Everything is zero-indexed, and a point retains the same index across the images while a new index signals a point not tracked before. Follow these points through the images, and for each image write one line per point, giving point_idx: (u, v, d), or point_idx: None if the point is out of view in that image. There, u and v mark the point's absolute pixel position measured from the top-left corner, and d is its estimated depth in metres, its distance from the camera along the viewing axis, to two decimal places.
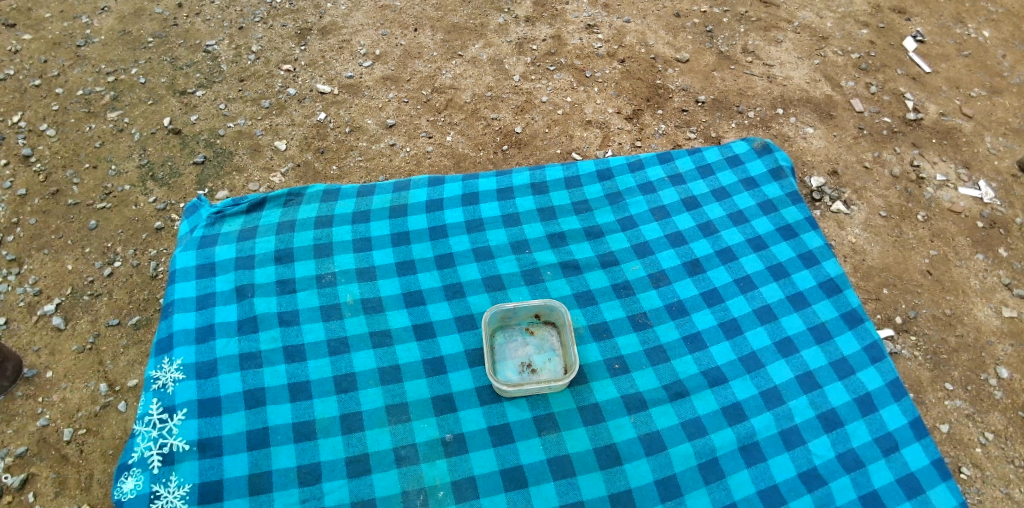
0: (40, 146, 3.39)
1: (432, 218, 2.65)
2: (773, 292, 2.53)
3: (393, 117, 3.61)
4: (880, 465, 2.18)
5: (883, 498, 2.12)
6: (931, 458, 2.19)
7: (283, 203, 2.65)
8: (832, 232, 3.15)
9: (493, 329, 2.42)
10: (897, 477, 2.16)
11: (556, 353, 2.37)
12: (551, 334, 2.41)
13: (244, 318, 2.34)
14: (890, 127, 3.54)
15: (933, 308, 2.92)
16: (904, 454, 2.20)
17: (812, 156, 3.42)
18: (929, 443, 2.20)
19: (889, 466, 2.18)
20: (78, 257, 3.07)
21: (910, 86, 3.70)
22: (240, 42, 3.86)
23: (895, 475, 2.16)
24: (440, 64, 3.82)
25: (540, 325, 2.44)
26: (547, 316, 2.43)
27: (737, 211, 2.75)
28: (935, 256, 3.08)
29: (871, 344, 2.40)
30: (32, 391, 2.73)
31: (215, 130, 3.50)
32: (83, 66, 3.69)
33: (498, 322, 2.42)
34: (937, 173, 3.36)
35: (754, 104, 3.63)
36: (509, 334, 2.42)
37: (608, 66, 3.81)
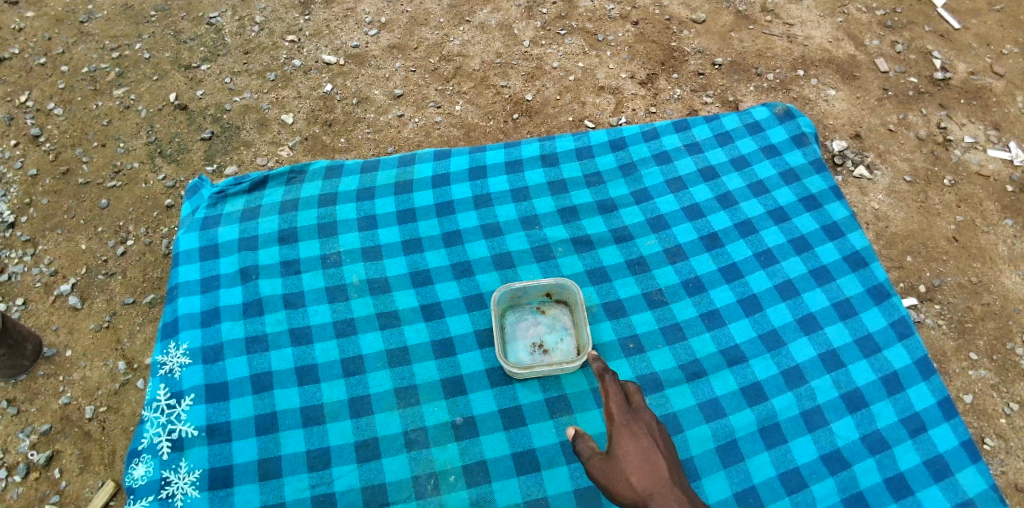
0: (48, 125, 3.37)
1: (438, 194, 2.60)
2: (795, 267, 2.46)
3: (400, 86, 3.53)
4: (906, 447, 2.14)
5: (909, 481, 2.09)
6: (960, 440, 2.15)
7: (286, 181, 2.61)
8: (855, 199, 3.05)
9: (503, 309, 2.38)
10: (925, 460, 2.12)
11: (568, 332, 2.35)
12: (563, 313, 2.38)
13: (249, 301, 2.33)
14: (916, 87, 3.39)
15: (959, 276, 2.84)
16: (932, 435, 2.16)
17: (833, 119, 3.30)
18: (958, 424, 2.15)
19: (915, 448, 2.14)
20: (91, 237, 3.08)
21: (937, 43, 3.54)
22: (244, 13, 3.78)
23: (922, 458, 2.12)
24: (448, 31, 3.71)
25: (551, 303, 2.40)
26: (559, 295, 2.39)
27: (757, 181, 2.67)
28: (961, 222, 2.98)
29: (898, 319, 2.34)
30: (53, 369, 2.76)
31: (222, 105, 3.45)
32: (87, 43, 3.64)
33: (508, 302, 2.39)
34: (965, 134, 3.23)
35: (774, 66, 3.50)
36: (519, 313, 2.39)
37: (621, 29, 3.68)
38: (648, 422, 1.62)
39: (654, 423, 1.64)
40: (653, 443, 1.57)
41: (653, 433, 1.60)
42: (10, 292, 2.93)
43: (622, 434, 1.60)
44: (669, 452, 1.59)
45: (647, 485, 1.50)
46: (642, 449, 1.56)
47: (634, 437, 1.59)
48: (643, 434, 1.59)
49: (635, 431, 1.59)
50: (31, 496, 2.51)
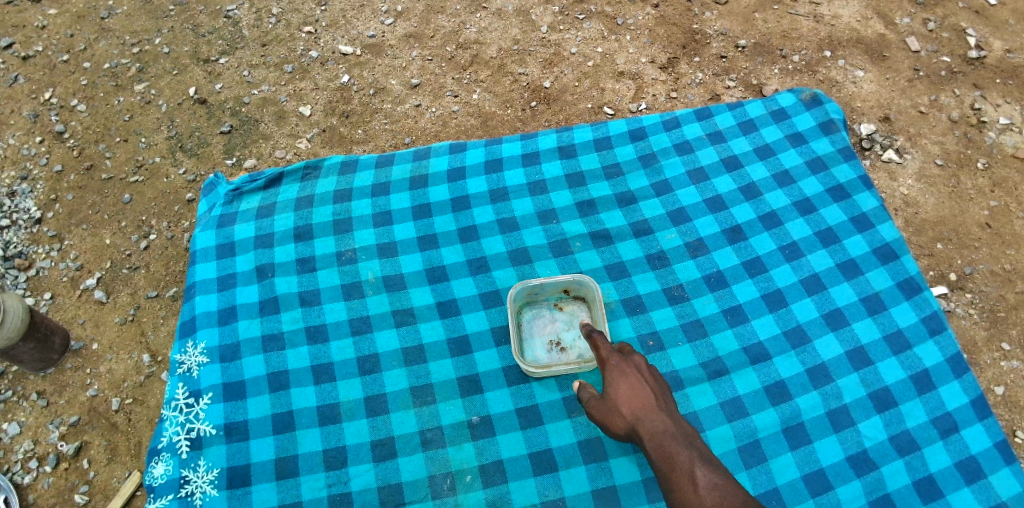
0: (72, 121, 3.41)
1: (454, 188, 2.58)
2: (822, 260, 2.40)
3: (417, 76, 3.51)
4: (937, 448, 2.09)
5: (939, 484, 2.04)
6: (994, 441, 2.09)
7: (301, 177, 2.62)
8: (883, 184, 2.96)
9: (519, 305, 2.37)
10: (956, 462, 2.07)
11: None
12: (580, 310, 2.36)
13: (266, 299, 2.35)
14: (948, 67, 3.26)
15: (991, 263, 2.75)
16: (965, 436, 2.10)
17: (861, 102, 3.19)
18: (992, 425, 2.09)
19: (946, 449, 2.08)
20: (115, 231, 3.13)
21: (972, 20, 3.40)
22: (261, 5, 3.78)
23: (953, 459, 2.07)
24: (464, 18, 3.67)
25: (568, 299, 2.38)
26: (577, 291, 2.37)
27: (783, 171, 2.60)
28: (995, 207, 2.88)
29: (930, 315, 2.28)
30: (80, 362, 2.83)
31: (240, 98, 3.46)
32: (109, 39, 3.67)
33: (525, 298, 2.37)
34: (1000, 116, 3.11)
35: (799, 47, 3.39)
36: (535, 310, 2.38)
37: (641, 12, 3.60)
38: (636, 361, 1.88)
39: (643, 363, 1.90)
40: (640, 375, 1.83)
41: (641, 370, 1.86)
42: (38, 287, 2.99)
43: (614, 374, 1.87)
44: (659, 384, 1.84)
45: (634, 410, 1.76)
46: (630, 383, 1.82)
47: (624, 375, 1.86)
48: (631, 371, 1.85)
49: (626, 370, 1.86)
50: (61, 485, 2.58)
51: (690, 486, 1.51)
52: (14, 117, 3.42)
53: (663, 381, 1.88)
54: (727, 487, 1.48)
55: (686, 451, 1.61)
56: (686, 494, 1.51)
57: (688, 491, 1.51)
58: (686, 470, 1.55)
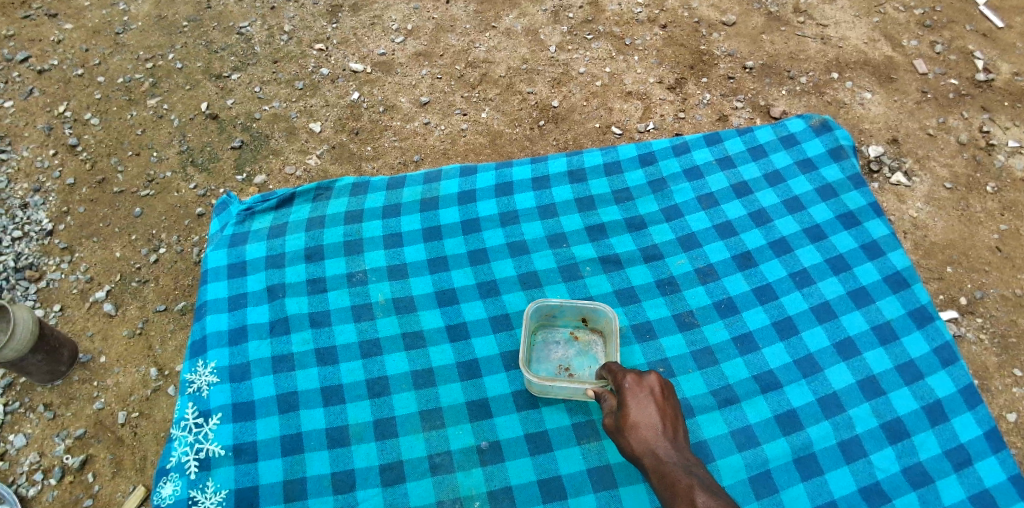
0: (85, 135, 3.45)
1: (464, 210, 2.59)
2: (833, 288, 2.39)
3: (427, 94, 3.54)
4: (951, 481, 2.06)
5: None
6: (1009, 474, 2.06)
7: (312, 198, 2.64)
8: (892, 207, 2.95)
9: (535, 326, 2.37)
10: (971, 495, 2.04)
11: (598, 361, 2.30)
12: (595, 341, 2.33)
13: (276, 319, 2.35)
14: (956, 90, 3.27)
15: (1002, 288, 2.73)
16: (978, 468, 2.07)
17: (869, 124, 3.19)
18: (1006, 458, 2.07)
19: (960, 482, 2.06)
20: (125, 245, 3.15)
21: (979, 43, 3.41)
22: (273, 22, 3.83)
23: (968, 493, 2.04)
24: (474, 37, 3.71)
25: (586, 329, 2.36)
26: (595, 323, 2.34)
27: (793, 198, 2.60)
28: (1005, 230, 2.87)
29: (943, 345, 2.26)
30: (88, 375, 2.84)
31: (252, 114, 3.50)
32: (123, 54, 3.72)
33: (541, 320, 2.37)
34: (1009, 139, 3.11)
35: (806, 69, 3.41)
36: (551, 330, 2.37)
37: (649, 33, 3.63)
38: (650, 384, 1.77)
39: (658, 385, 1.79)
40: (650, 398, 1.75)
41: (655, 394, 1.76)
42: (47, 299, 3.01)
43: (627, 398, 1.77)
44: (672, 407, 1.76)
45: (643, 442, 1.68)
46: (639, 404, 1.74)
47: (636, 399, 1.76)
48: (645, 395, 1.75)
49: (635, 391, 1.78)
50: (66, 499, 2.58)
51: None
52: (29, 130, 3.46)
53: (678, 402, 1.79)
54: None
55: (689, 480, 1.55)
56: None
57: None
58: (686, 498, 1.50)
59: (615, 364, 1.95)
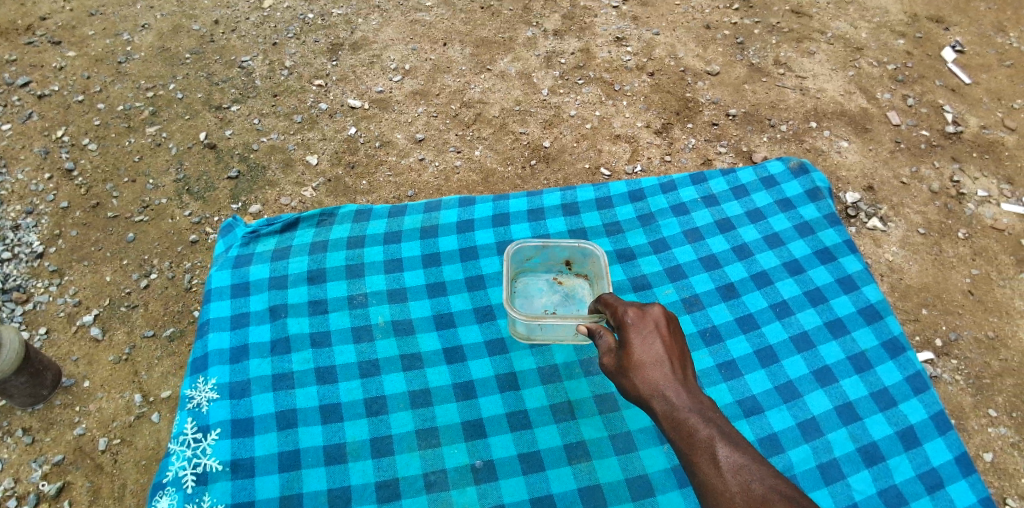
0: (82, 160, 3.48)
1: (463, 238, 2.66)
2: (811, 318, 2.48)
3: (422, 131, 3.64)
4: (924, 503, 2.11)
5: None
6: (979, 496, 2.12)
7: (316, 223, 2.68)
8: (869, 250, 3.07)
9: (520, 271, 2.51)
10: None
11: (582, 302, 2.44)
12: (580, 285, 2.48)
13: (277, 339, 2.37)
14: (928, 141, 3.45)
15: (975, 330, 2.84)
16: (950, 491, 2.13)
17: (846, 171, 3.34)
18: (976, 482, 2.13)
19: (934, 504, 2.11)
20: (116, 269, 3.15)
21: (948, 97, 3.62)
22: (274, 58, 3.94)
23: None
24: (469, 78, 3.84)
25: (570, 274, 2.51)
26: (579, 268, 2.49)
27: (773, 234, 2.71)
28: (976, 275, 3.00)
29: (914, 374, 2.35)
30: (70, 400, 2.80)
31: (249, 145, 3.57)
32: (124, 82, 3.79)
33: (527, 265, 2.51)
34: (978, 188, 3.28)
35: (786, 118, 3.58)
36: (537, 271, 2.52)
37: (637, 79, 3.79)
38: (655, 318, 1.71)
39: (663, 319, 1.72)
40: (655, 332, 1.69)
41: (661, 329, 1.69)
42: (33, 321, 2.98)
43: (632, 335, 1.70)
44: (677, 337, 1.70)
45: (651, 383, 1.61)
46: (645, 341, 1.68)
47: (642, 336, 1.69)
48: (650, 331, 1.69)
49: (639, 327, 1.71)
50: None
51: (714, 469, 1.43)
52: (25, 153, 3.48)
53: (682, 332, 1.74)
54: (753, 472, 1.41)
55: (706, 427, 1.50)
56: (710, 477, 1.43)
57: (711, 474, 1.43)
58: (707, 452, 1.45)
59: (612, 297, 1.88)
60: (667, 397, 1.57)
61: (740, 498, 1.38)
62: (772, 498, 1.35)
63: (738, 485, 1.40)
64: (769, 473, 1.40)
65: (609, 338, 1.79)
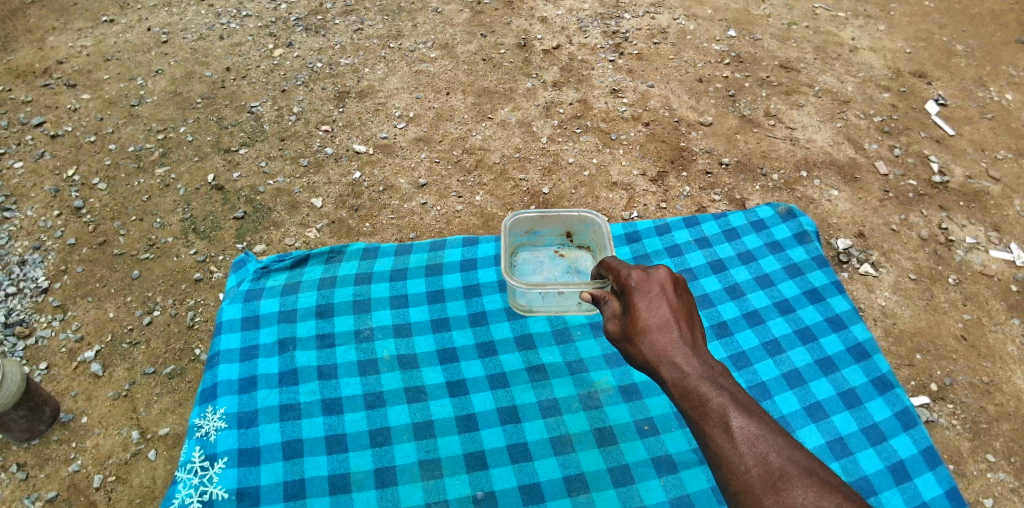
0: (91, 198, 3.54)
1: (466, 276, 2.74)
2: (802, 356, 2.55)
3: (424, 176, 3.74)
4: None
5: None
6: None
7: (325, 260, 2.75)
8: (862, 295, 3.14)
9: (525, 243, 2.71)
10: None
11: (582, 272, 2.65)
12: (580, 256, 2.69)
13: (285, 371, 2.43)
14: (915, 190, 3.58)
15: (970, 376, 2.88)
16: None
17: (837, 219, 3.45)
18: None
19: None
20: (119, 306, 3.16)
21: (934, 148, 3.77)
22: (283, 104, 4.07)
23: None
24: (471, 126, 3.97)
25: (571, 247, 2.72)
26: (580, 241, 2.71)
27: (763, 275, 2.80)
28: (968, 320, 3.07)
29: (903, 410, 2.41)
30: (67, 435, 2.77)
31: (256, 187, 3.65)
32: (136, 125, 3.89)
33: (531, 238, 2.71)
34: (966, 235, 3.39)
35: (778, 167, 3.71)
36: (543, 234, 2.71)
37: (633, 129, 3.94)
38: (661, 282, 1.78)
39: (667, 283, 1.79)
40: (661, 295, 1.76)
41: (666, 293, 1.76)
42: (35, 356, 2.98)
43: (638, 301, 1.77)
44: (681, 298, 1.78)
45: (659, 348, 1.67)
46: (651, 306, 1.75)
47: (648, 301, 1.76)
48: (656, 295, 1.76)
49: (644, 292, 1.78)
50: None
51: (729, 440, 1.48)
52: (35, 190, 3.54)
53: (686, 292, 1.81)
54: (768, 442, 1.46)
55: (718, 396, 1.56)
56: (725, 448, 1.48)
57: (725, 444, 1.48)
58: (721, 424, 1.50)
59: (614, 262, 1.95)
60: (675, 361, 1.65)
61: (756, 471, 1.42)
62: (789, 468, 1.40)
63: (754, 457, 1.45)
64: (785, 446, 1.45)
65: (614, 303, 1.86)
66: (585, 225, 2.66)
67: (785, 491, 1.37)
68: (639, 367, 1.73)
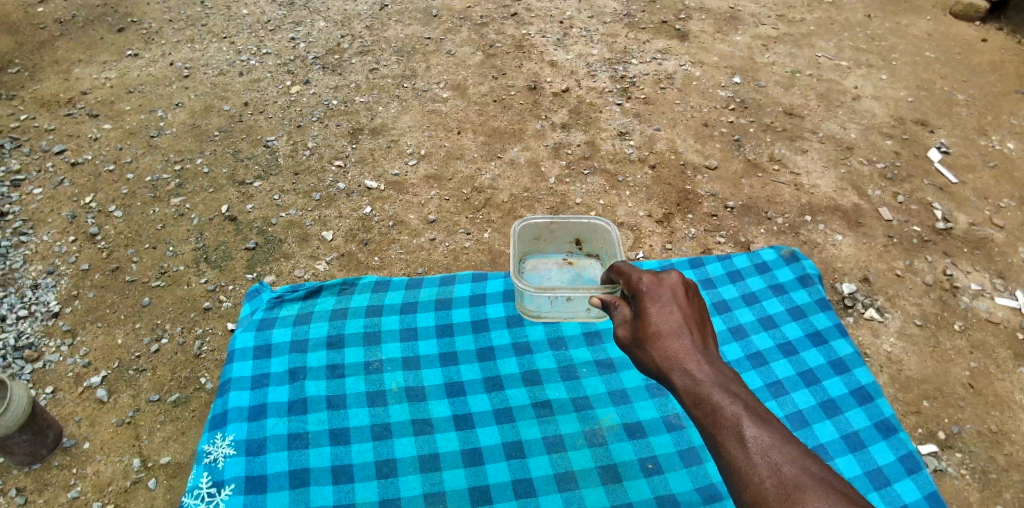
0: (106, 225, 3.60)
1: (474, 311, 2.76)
2: (805, 398, 2.59)
3: (433, 212, 3.80)
4: None
5: None
6: None
7: (338, 291, 2.79)
8: (868, 340, 3.15)
9: (536, 250, 2.88)
10: None
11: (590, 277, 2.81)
12: (588, 263, 2.85)
13: (295, 400, 2.46)
14: (920, 236, 3.62)
15: (978, 424, 2.87)
16: None
17: (842, 263, 3.48)
18: None
19: None
20: (128, 332, 3.18)
21: (937, 195, 3.83)
22: (298, 139, 4.17)
23: None
24: (481, 165, 4.06)
25: (580, 255, 2.88)
26: (588, 249, 2.88)
27: (767, 317, 2.84)
28: (975, 367, 3.07)
29: (906, 454, 2.43)
30: (68, 461, 2.76)
31: (268, 219, 3.70)
32: (154, 155, 3.98)
33: (542, 245, 2.89)
34: (971, 282, 3.41)
35: (782, 211, 3.76)
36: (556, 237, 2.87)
37: (639, 171, 4.01)
38: (672, 287, 1.81)
39: (679, 287, 1.82)
40: (672, 301, 1.79)
41: (677, 298, 1.79)
42: (42, 380, 2.99)
43: (650, 305, 1.80)
44: (692, 303, 1.81)
45: (671, 354, 1.70)
46: (662, 311, 1.78)
47: (660, 306, 1.79)
48: (668, 300, 1.79)
49: (656, 296, 1.81)
50: None
51: (742, 451, 1.51)
52: (53, 216, 3.61)
53: (697, 296, 1.84)
54: (781, 451, 1.49)
55: (730, 405, 1.58)
56: (738, 459, 1.50)
57: (738, 455, 1.51)
58: (735, 435, 1.53)
59: (624, 265, 1.98)
60: (687, 368, 1.67)
61: (770, 482, 1.44)
62: (803, 479, 1.43)
63: (768, 468, 1.47)
64: (799, 455, 1.48)
65: (625, 308, 1.88)
66: (597, 237, 2.82)
67: (800, 501, 1.40)
68: (650, 373, 1.76)
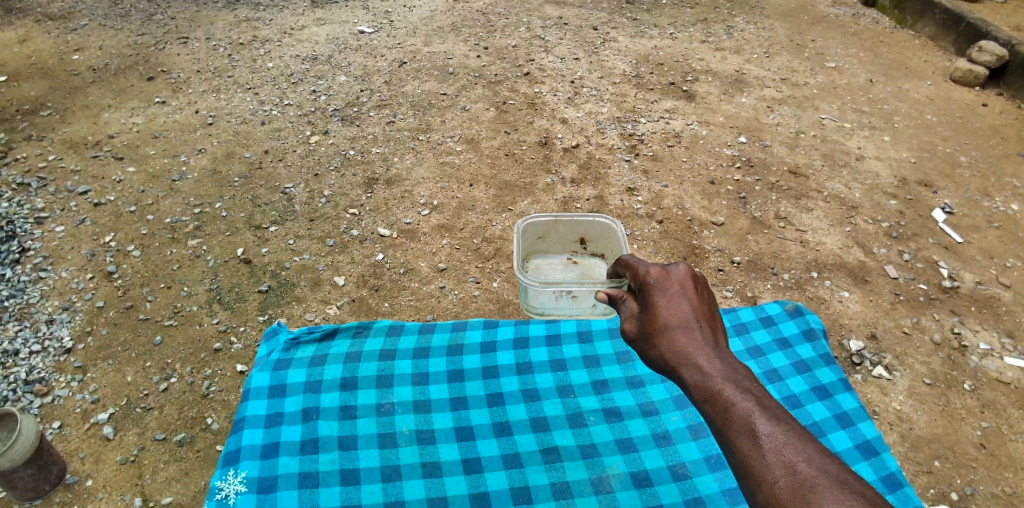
0: (124, 264, 3.66)
1: (485, 357, 2.78)
2: None
3: (444, 261, 3.86)
4: None
5: None
6: None
7: (353, 334, 2.81)
8: (876, 398, 3.14)
9: (543, 248, 3.08)
10: None
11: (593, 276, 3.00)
12: (592, 262, 3.05)
13: (307, 439, 2.45)
14: (926, 294, 3.66)
15: (992, 485, 2.83)
16: None
17: (849, 319, 3.51)
18: None
19: None
20: (138, 370, 3.18)
21: (942, 254, 3.89)
22: (315, 187, 4.27)
23: None
24: (492, 216, 4.15)
25: (584, 255, 3.08)
26: (593, 249, 3.07)
27: (772, 370, 2.86)
28: (987, 427, 3.05)
29: None
30: (69, 498, 2.72)
31: (282, 263, 3.76)
32: (175, 198, 4.08)
33: (549, 244, 3.08)
34: (979, 341, 3.43)
35: (789, 267, 3.82)
36: (563, 234, 3.05)
37: (647, 225, 4.09)
38: (681, 280, 1.84)
39: (688, 282, 1.85)
40: (681, 295, 1.81)
41: (687, 292, 1.82)
42: (49, 415, 2.98)
43: (659, 299, 1.82)
44: (701, 297, 1.83)
45: (680, 346, 1.71)
46: (672, 305, 1.80)
47: (669, 299, 1.81)
48: (676, 294, 1.82)
49: (665, 290, 1.83)
50: None
51: (755, 449, 1.50)
52: (72, 254, 3.67)
53: (706, 292, 1.86)
54: (795, 449, 1.49)
55: (742, 401, 1.58)
56: (750, 456, 1.50)
57: (750, 453, 1.50)
58: (748, 435, 1.52)
59: (631, 259, 2.01)
60: (697, 362, 1.68)
61: (785, 481, 1.44)
62: (817, 478, 1.43)
63: (783, 467, 1.46)
64: (813, 453, 1.47)
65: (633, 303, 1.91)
66: (603, 238, 3.00)
67: (814, 499, 1.40)
68: (657, 367, 1.77)
